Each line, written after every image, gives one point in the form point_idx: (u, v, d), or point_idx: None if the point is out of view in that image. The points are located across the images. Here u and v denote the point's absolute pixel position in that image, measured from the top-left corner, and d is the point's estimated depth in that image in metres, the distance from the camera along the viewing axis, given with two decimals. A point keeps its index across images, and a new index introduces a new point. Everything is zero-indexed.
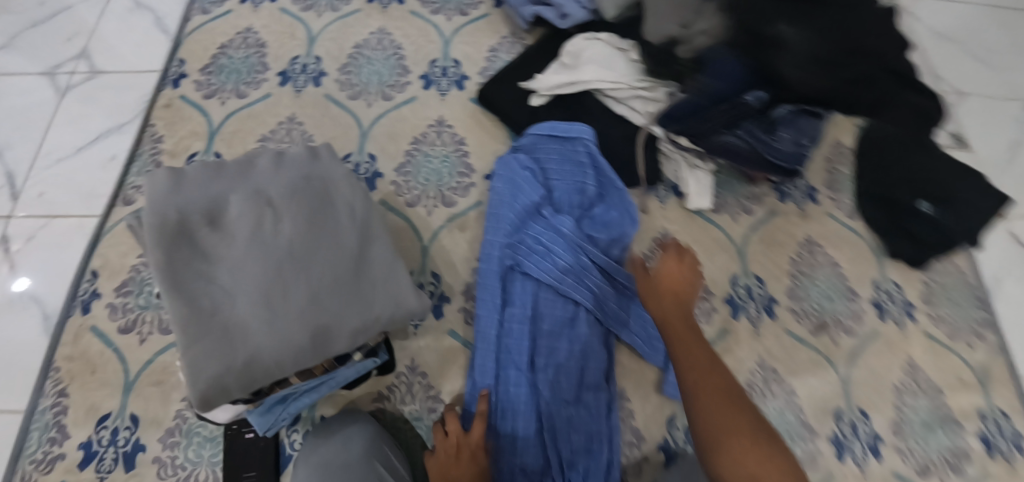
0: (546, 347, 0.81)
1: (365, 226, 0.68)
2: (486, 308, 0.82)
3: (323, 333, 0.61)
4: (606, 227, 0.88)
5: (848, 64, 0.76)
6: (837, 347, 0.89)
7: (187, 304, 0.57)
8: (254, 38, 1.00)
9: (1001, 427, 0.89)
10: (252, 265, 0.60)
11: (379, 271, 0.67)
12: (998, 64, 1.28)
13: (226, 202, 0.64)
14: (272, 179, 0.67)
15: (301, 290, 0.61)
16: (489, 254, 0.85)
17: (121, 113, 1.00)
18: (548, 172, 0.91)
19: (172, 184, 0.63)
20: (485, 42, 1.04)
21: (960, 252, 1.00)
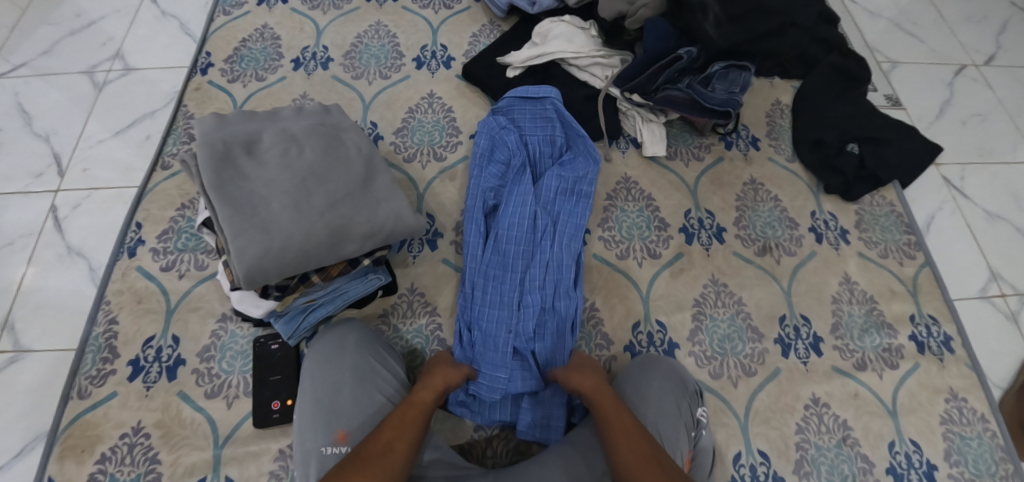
0: (523, 266, 0.91)
1: (371, 160, 0.85)
2: (473, 237, 0.94)
3: (340, 234, 0.76)
4: (575, 170, 0.98)
5: (760, 20, 1.00)
6: (779, 265, 1.02)
7: (234, 208, 0.73)
8: (270, 33, 1.18)
9: (931, 331, 1.01)
10: (283, 182, 0.77)
11: (381, 194, 0.82)
12: (928, 36, 1.44)
13: (259, 137, 0.80)
14: (295, 123, 0.84)
15: (322, 201, 0.77)
16: (472, 196, 0.97)
17: (156, 101, 1.18)
18: (523, 129, 1.03)
19: (216, 122, 0.79)
20: (468, 29, 1.21)
21: (889, 188, 1.14)
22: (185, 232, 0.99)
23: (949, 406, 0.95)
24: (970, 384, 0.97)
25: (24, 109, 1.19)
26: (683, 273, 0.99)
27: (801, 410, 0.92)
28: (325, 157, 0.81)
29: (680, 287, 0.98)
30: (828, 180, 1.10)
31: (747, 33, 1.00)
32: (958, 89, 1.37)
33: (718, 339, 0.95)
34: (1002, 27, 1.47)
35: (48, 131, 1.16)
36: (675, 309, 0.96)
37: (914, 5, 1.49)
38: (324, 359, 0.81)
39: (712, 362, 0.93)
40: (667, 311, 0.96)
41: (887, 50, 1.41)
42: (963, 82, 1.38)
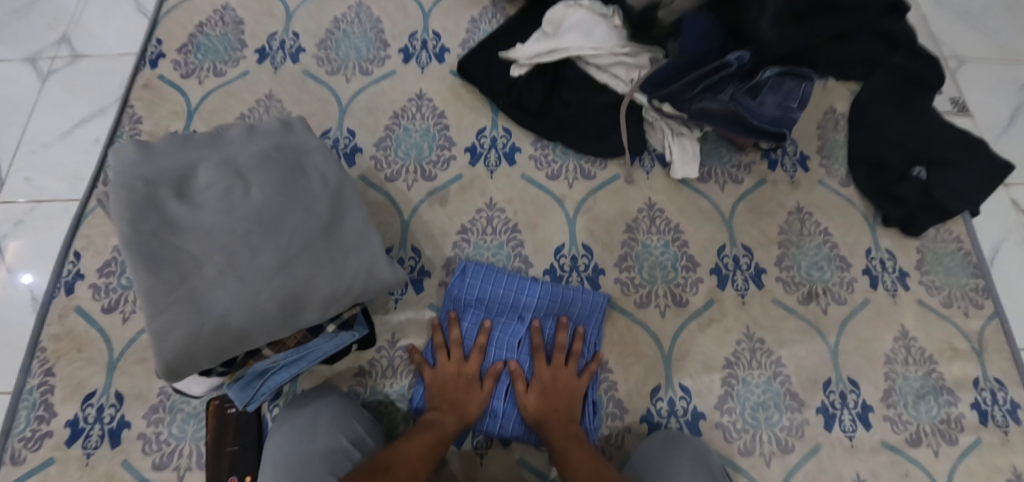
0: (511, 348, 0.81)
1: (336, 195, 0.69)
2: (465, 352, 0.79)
3: (293, 303, 0.62)
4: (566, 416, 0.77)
5: (833, 21, 0.74)
6: (825, 316, 0.87)
7: (156, 275, 0.58)
8: (231, 15, 0.99)
9: (996, 397, 0.87)
10: (220, 235, 0.61)
11: (348, 245, 0.67)
12: (998, 26, 1.23)
13: (194, 173, 0.64)
14: (241, 149, 0.67)
15: (270, 259, 0.62)
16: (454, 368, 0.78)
17: (105, 97, 1.02)
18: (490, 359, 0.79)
19: (138, 153, 0.63)
20: (466, 12, 1.02)
21: (956, 218, 0.97)
22: (131, 267, 0.83)
23: None
24: None
25: None
26: (712, 326, 0.85)
27: None
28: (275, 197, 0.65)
29: (708, 344, 0.84)
30: (887, 211, 0.94)
31: (811, 34, 0.75)
32: None
33: (751, 408, 0.81)
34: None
35: None
36: (702, 370, 0.82)
37: None
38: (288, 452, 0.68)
39: (742, 436, 0.80)
40: (691, 373, 0.82)
41: (953, 44, 1.20)
42: None
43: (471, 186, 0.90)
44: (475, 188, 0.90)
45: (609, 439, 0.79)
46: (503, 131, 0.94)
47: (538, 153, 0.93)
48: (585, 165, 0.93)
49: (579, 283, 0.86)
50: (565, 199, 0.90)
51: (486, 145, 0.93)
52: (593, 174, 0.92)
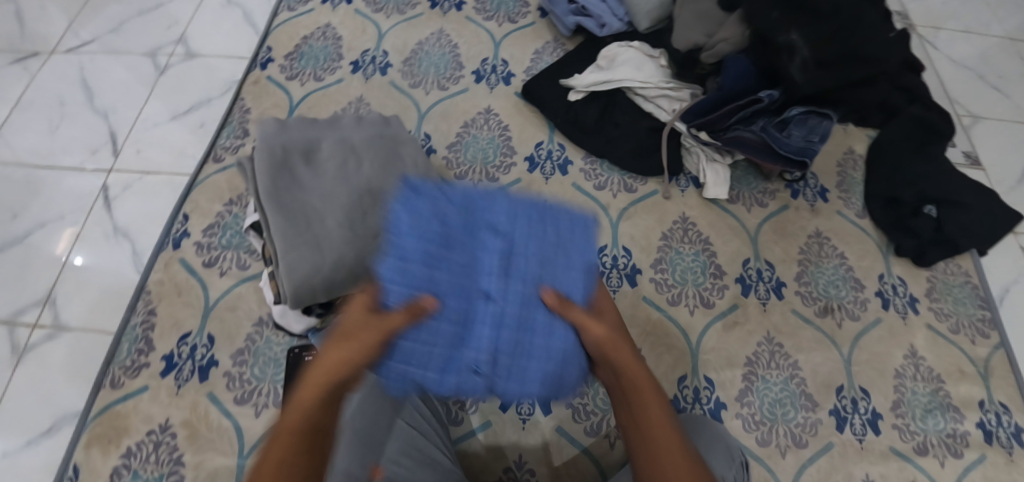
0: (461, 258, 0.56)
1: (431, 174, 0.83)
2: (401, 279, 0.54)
3: None
4: (547, 361, 0.56)
5: (850, 68, 0.89)
6: (840, 330, 0.96)
7: (287, 221, 0.71)
8: (331, 32, 1.19)
9: (1001, 419, 0.93)
10: (339, 195, 0.74)
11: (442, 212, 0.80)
12: (1015, 91, 1.41)
13: (318, 145, 0.78)
14: (354, 131, 0.81)
15: (376, 218, 0.74)
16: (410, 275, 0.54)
17: (213, 89, 1.18)
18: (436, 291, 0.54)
19: (276, 126, 0.77)
20: (532, 44, 1.20)
21: (966, 255, 1.07)
22: (231, 229, 0.97)
23: None
24: None
25: (87, 84, 1.19)
26: (736, 328, 0.93)
27: None
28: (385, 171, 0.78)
29: (731, 343, 0.92)
30: (902, 242, 1.04)
31: (836, 81, 0.89)
32: None
33: (769, 403, 0.89)
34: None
35: (106, 110, 1.16)
36: (726, 365, 0.91)
37: (999, 55, 1.46)
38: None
39: (760, 428, 0.87)
40: (715, 367, 0.90)
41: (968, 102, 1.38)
42: None
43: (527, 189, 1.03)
44: (531, 191, 1.03)
45: None
46: (558, 144, 1.08)
47: (587, 167, 1.06)
48: (628, 181, 1.05)
49: (619, 279, 0.96)
50: (609, 206, 1.02)
51: (543, 156, 1.06)
52: (636, 188, 1.04)
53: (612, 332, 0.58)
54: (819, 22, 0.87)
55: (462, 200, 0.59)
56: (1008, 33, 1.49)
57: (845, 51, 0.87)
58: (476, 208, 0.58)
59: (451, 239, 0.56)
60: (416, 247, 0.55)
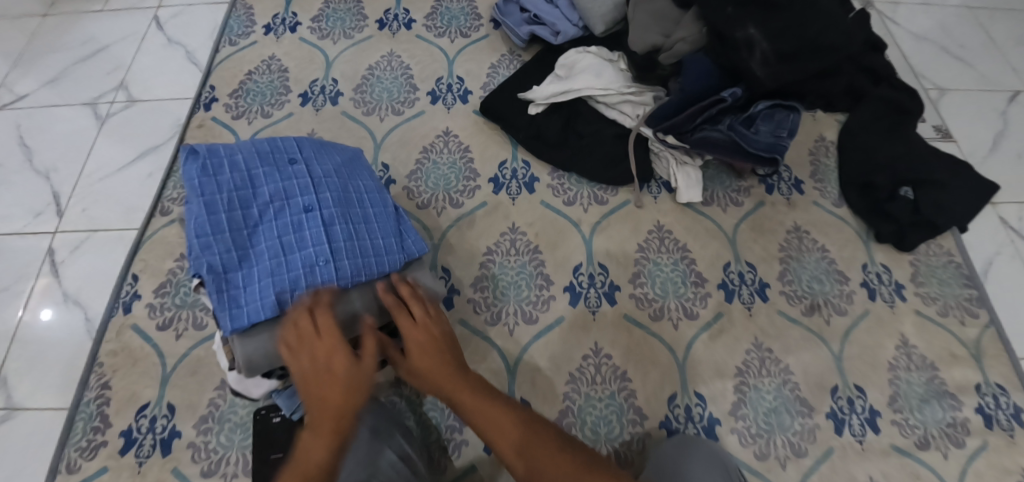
0: (275, 208, 0.67)
1: (397, 212, 0.75)
2: (289, 236, 0.65)
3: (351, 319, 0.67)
4: (356, 257, 0.67)
5: (812, 58, 0.86)
6: (829, 327, 0.93)
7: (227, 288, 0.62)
8: (277, 65, 1.17)
9: (1000, 401, 0.91)
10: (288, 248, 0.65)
11: (414, 251, 0.72)
12: (979, 60, 1.42)
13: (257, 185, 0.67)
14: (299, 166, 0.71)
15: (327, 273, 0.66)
16: (286, 221, 0.66)
17: (159, 135, 1.12)
18: (316, 239, 0.66)
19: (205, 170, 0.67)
20: (487, 59, 1.18)
21: (947, 235, 1.06)
22: (184, 287, 0.92)
23: None
24: None
25: (25, 143, 1.13)
26: (723, 337, 0.90)
27: None
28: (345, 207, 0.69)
29: (719, 353, 0.89)
30: (880, 228, 1.02)
31: (795, 73, 0.86)
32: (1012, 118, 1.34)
33: (764, 413, 0.86)
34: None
35: (46, 168, 1.10)
36: (716, 378, 0.87)
37: (961, 24, 1.47)
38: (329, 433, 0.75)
39: (756, 440, 0.84)
40: (704, 380, 0.87)
41: (933, 76, 1.38)
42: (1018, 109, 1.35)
43: (495, 212, 0.98)
44: (499, 213, 0.98)
45: (631, 444, 0.83)
46: (522, 162, 1.03)
47: (555, 183, 1.01)
48: (598, 192, 1.01)
49: (597, 298, 0.91)
50: (581, 222, 0.98)
51: (508, 175, 1.02)
52: (606, 199, 1.00)
53: (437, 354, 0.65)
54: (774, 18, 0.84)
55: (260, 163, 0.68)
56: (966, 3, 1.51)
57: (805, 43, 0.84)
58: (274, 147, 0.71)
59: (247, 195, 0.66)
60: (215, 194, 0.64)
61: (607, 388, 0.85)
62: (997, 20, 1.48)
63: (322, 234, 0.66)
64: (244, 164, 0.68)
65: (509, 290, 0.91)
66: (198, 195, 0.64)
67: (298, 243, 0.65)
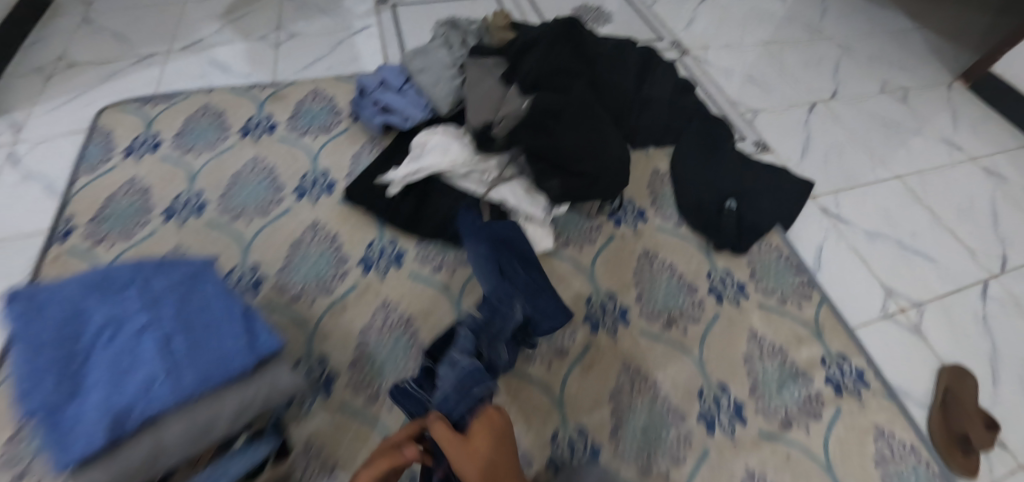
0: (105, 337, 0.68)
1: (246, 311, 0.75)
2: (120, 364, 0.66)
3: (205, 429, 0.67)
4: (203, 371, 0.68)
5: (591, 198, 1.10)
6: (686, 336, 1.01)
7: (56, 428, 0.62)
8: (138, 185, 1.17)
9: (843, 369, 1.02)
10: (124, 377, 0.65)
11: (265, 350, 0.72)
12: (779, 84, 1.68)
13: (85, 318, 0.69)
14: (136, 287, 0.72)
15: (167, 391, 0.65)
16: (115, 348, 0.67)
17: (11, 277, 1.10)
18: (150, 362, 0.67)
19: (28, 313, 0.67)
20: (348, 150, 1.24)
21: (775, 233, 1.20)
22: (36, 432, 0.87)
23: (879, 446, 0.95)
24: (893, 416, 0.98)
25: None
26: (593, 368, 0.96)
27: None
28: (186, 319, 0.71)
29: (592, 382, 0.94)
30: (716, 240, 1.13)
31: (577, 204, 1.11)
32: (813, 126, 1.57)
33: (641, 430, 0.90)
34: (817, 87, 1.70)
35: None
36: (591, 407, 0.92)
37: (761, 58, 1.77)
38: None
39: (641, 456, 0.88)
40: (582, 411, 0.92)
41: (746, 101, 1.60)
42: (818, 121, 1.59)
43: (366, 292, 1.02)
44: (370, 292, 1.02)
45: None
46: (389, 240, 1.09)
47: (421, 253, 1.08)
48: (462, 255, 1.08)
49: None
50: (448, 286, 1.04)
51: (376, 254, 1.07)
52: None
53: None
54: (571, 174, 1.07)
55: (91, 295, 0.70)
56: (761, 40, 1.84)
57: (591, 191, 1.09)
58: (109, 276, 0.73)
59: (78, 329, 0.68)
60: (42, 337, 0.66)
61: None
62: (788, 50, 1.81)
63: (156, 357, 0.67)
64: (73, 298, 0.70)
65: (385, 366, 0.94)
66: (24, 341, 0.65)
67: (137, 364, 0.67)
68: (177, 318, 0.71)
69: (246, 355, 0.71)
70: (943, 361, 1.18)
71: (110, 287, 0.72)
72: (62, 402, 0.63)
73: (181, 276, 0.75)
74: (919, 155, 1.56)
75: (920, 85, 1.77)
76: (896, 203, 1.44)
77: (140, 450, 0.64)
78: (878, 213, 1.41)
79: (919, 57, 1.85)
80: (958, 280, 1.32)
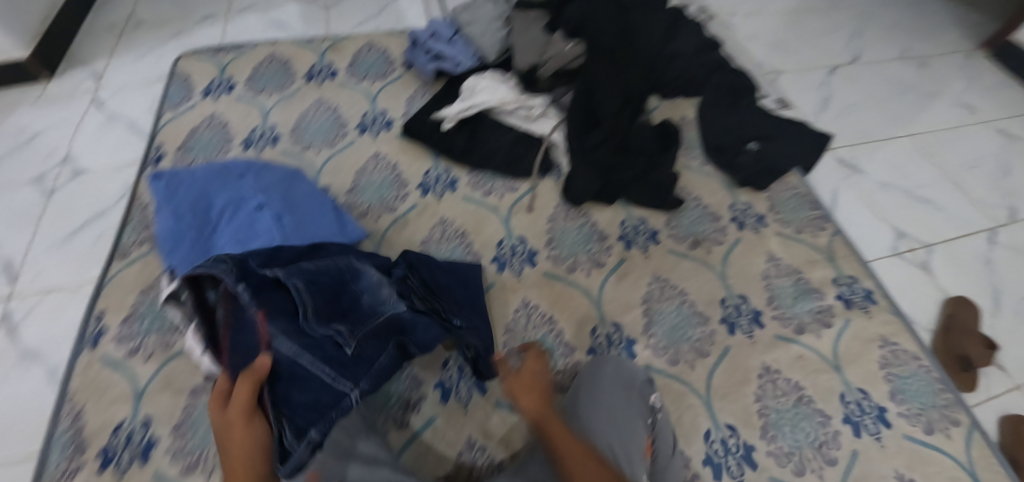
0: (228, 214, 0.96)
1: (334, 207, 1.02)
2: (242, 232, 0.94)
3: (307, 288, 0.91)
4: (307, 239, 0.95)
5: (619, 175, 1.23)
6: (710, 255, 1.13)
7: (199, 273, 0.89)
8: (218, 120, 1.32)
9: (853, 288, 1.11)
10: (247, 242, 0.93)
11: (353, 233, 1.00)
12: (802, 48, 1.75)
13: (212, 199, 0.98)
14: (248, 181, 1.01)
15: (285, 254, 0.91)
16: (236, 221, 0.95)
17: (107, 199, 1.24)
18: (264, 233, 0.94)
19: (171, 192, 0.98)
20: (404, 93, 1.36)
21: (793, 174, 1.27)
22: (149, 315, 1.05)
23: (884, 353, 1.04)
24: (898, 329, 1.06)
25: None
26: (627, 277, 1.10)
27: (756, 380, 1.00)
28: (288, 206, 0.99)
29: (626, 289, 1.08)
30: (737, 177, 1.23)
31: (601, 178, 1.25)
32: (835, 85, 1.63)
33: (670, 329, 1.04)
34: (840, 50, 1.76)
35: None
36: (626, 309, 1.06)
37: (786, 25, 1.83)
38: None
39: (667, 351, 1.02)
40: (618, 314, 1.06)
41: (771, 63, 1.69)
42: (838, 80, 1.64)
43: (425, 211, 1.16)
44: (429, 212, 1.16)
45: (565, 372, 1.00)
46: (443, 169, 1.22)
47: (472, 180, 1.20)
48: (509, 182, 1.20)
49: (520, 264, 1.10)
50: (498, 207, 1.17)
51: (432, 180, 1.20)
52: (517, 186, 1.20)
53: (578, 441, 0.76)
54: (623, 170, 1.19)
55: (216, 183, 1.00)
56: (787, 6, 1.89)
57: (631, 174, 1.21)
58: (226, 173, 1.01)
59: (208, 203, 0.97)
60: (180, 203, 0.96)
61: (539, 332, 1.03)
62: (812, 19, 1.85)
63: (270, 229, 0.94)
64: (204, 181, 1.00)
65: None
66: (168, 204, 0.96)
67: (254, 234, 0.94)
68: (278, 204, 0.98)
69: (336, 234, 0.97)
70: (948, 294, 1.21)
71: (230, 179, 1.01)
72: (202, 256, 0.91)
73: (280, 176, 1.03)
74: (942, 112, 1.58)
75: (952, 44, 1.77)
76: (907, 158, 1.46)
77: None
78: (890, 168, 1.43)
79: (943, 13, 1.85)
80: (964, 226, 1.33)
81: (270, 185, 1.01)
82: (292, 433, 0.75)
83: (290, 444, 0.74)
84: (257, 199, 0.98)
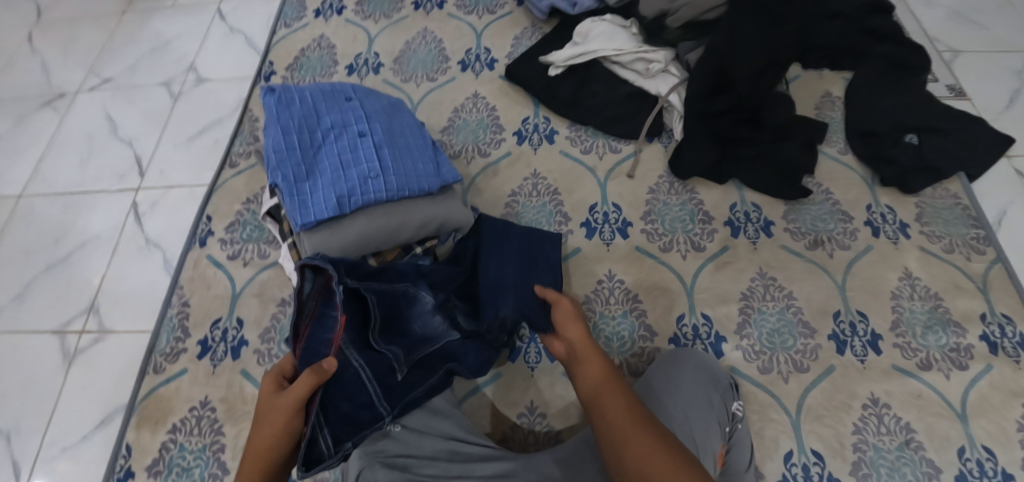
0: (332, 134, 0.90)
1: (435, 148, 0.97)
2: (342, 158, 0.88)
3: (396, 227, 0.88)
4: (404, 178, 0.89)
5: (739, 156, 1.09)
6: (831, 259, 0.99)
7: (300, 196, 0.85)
8: (326, 42, 1.31)
9: (1006, 331, 0.92)
10: (346, 172, 0.87)
11: (449, 180, 0.94)
12: (993, 22, 1.41)
13: (317, 118, 0.91)
14: (356, 104, 0.94)
15: (380, 191, 0.87)
16: (339, 144, 0.90)
17: (222, 109, 1.28)
18: (364, 162, 0.88)
19: (280, 102, 0.91)
20: (510, 32, 1.26)
21: (955, 180, 1.07)
22: (251, 223, 1.08)
23: None
24: None
25: (112, 119, 1.31)
26: (727, 267, 0.98)
27: (859, 410, 0.88)
28: (391, 137, 0.92)
29: (724, 279, 0.97)
30: (883, 172, 1.05)
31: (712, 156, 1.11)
32: None
33: (767, 334, 0.93)
34: None
35: (129, 138, 1.27)
36: (719, 302, 0.96)
37: None
38: (415, 465, 0.74)
39: (760, 357, 0.91)
40: (708, 305, 0.95)
41: (947, 39, 1.39)
42: None
43: (518, 161, 1.10)
44: (522, 162, 1.10)
45: (642, 356, 0.92)
46: (543, 119, 1.14)
47: (572, 135, 1.12)
48: (612, 142, 1.11)
49: (611, 233, 1.02)
50: (596, 168, 1.08)
51: (530, 129, 1.13)
52: (620, 148, 1.10)
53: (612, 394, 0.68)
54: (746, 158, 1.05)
55: (323, 101, 0.93)
56: None
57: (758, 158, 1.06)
58: (334, 90, 0.95)
59: (313, 123, 0.91)
60: (287, 120, 0.89)
61: (619, 308, 0.96)
62: None
63: (371, 159, 0.88)
64: (310, 98, 0.93)
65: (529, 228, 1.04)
66: (277, 120, 0.89)
67: (355, 161, 0.88)
68: (383, 133, 0.92)
69: (433, 180, 0.92)
70: None
71: (336, 99, 0.94)
72: (303, 176, 0.86)
73: (386, 105, 0.97)
74: None
75: None
76: None
77: (354, 226, 0.86)
78: None
79: None
80: None
81: (378, 113, 0.94)
82: (329, 437, 0.70)
83: (324, 450, 0.69)
84: (363, 124, 0.92)
